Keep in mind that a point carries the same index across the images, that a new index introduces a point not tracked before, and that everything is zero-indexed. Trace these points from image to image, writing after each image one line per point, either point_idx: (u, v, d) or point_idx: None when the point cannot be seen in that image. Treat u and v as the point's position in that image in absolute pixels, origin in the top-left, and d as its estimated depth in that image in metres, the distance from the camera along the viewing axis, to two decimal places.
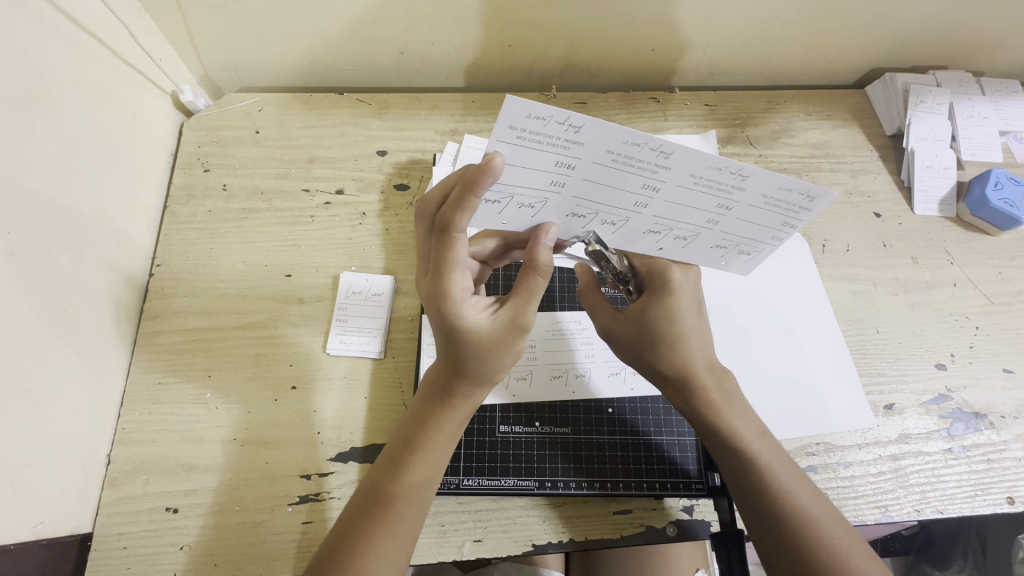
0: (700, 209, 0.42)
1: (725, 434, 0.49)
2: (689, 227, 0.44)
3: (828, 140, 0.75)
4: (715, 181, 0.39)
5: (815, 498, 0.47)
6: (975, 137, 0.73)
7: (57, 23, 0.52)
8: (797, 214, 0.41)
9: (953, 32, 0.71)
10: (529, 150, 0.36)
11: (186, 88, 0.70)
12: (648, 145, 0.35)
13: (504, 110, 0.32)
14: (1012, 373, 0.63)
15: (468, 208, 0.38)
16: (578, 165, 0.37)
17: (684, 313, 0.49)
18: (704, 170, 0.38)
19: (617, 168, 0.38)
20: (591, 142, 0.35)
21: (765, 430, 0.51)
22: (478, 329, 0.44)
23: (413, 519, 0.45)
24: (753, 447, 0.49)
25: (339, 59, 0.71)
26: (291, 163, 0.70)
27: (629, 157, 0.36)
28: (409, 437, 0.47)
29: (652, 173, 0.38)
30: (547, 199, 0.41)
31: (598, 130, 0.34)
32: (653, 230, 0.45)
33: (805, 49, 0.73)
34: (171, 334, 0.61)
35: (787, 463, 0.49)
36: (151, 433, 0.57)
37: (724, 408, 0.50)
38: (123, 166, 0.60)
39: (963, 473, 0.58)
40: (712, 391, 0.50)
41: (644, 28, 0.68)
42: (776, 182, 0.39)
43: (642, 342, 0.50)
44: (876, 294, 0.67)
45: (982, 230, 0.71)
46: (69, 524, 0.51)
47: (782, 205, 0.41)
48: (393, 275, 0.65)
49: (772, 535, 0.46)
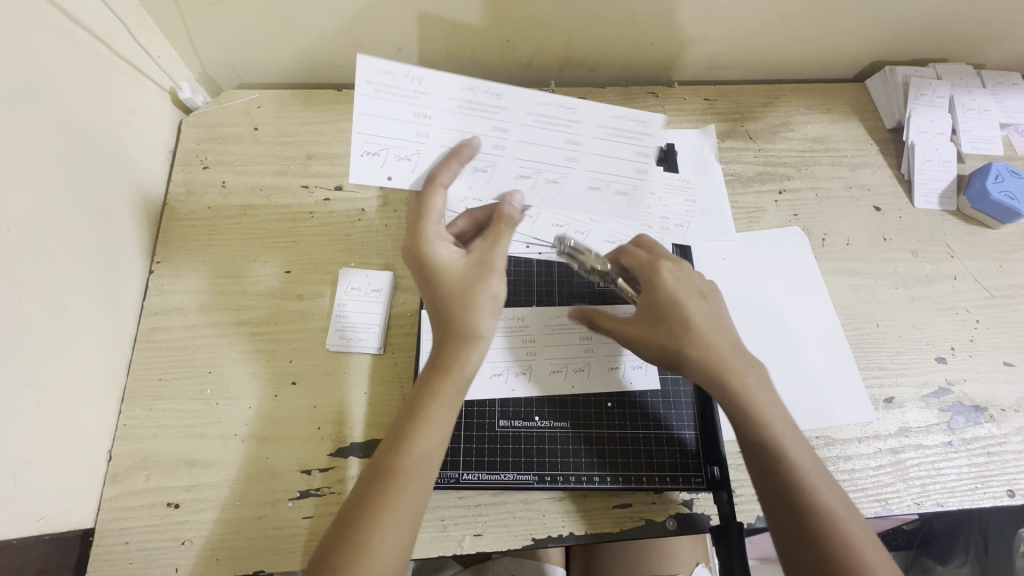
0: (553, 146, 0.52)
1: (756, 421, 0.48)
2: (554, 168, 0.52)
3: (827, 134, 0.75)
4: (552, 116, 0.51)
5: (840, 498, 0.45)
6: (975, 131, 0.73)
7: (54, 19, 0.51)
8: (636, 139, 0.52)
9: (954, 24, 0.70)
10: (393, 101, 0.48)
11: (185, 85, 0.70)
12: (483, 88, 0.49)
13: (360, 67, 0.47)
14: (1013, 366, 0.63)
15: (451, 169, 0.49)
16: (435, 114, 0.49)
17: (687, 297, 0.52)
18: (538, 107, 0.50)
19: (469, 114, 0.49)
20: (438, 92, 0.48)
21: (794, 426, 0.48)
22: (453, 272, 0.47)
23: (413, 491, 0.44)
24: (783, 437, 0.47)
25: (336, 55, 0.71)
26: (290, 159, 0.70)
27: (475, 103, 0.49)
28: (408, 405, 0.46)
29: (498, 117, 0.50)
30: (420, 150, 0.50)
31: (439, 79, 0.48)
32: (523, 176, 0.52)
33: (804, 42, 0.73)
34: (170, 330, 0.61)
35: (816, 462, 0.47)
36: (152, 429, 0.57)
37: (759, 397, 0.49)
38: (122, 163, 0.61)
39: (963, 466, 0.58)
40: (747, 379, 0.49)
41: (643, 21, 0.68)
42: (604, 112, 0.51)
43: (665, 336, 0.51)
44: (876, 287, 0.67)
45: (981, 223, 0.70)
46: (70, 520, 0.51)
47: (620, 132, 0.52)
48: (393, 272, 0.65)
49: (792, 529, 0.44)
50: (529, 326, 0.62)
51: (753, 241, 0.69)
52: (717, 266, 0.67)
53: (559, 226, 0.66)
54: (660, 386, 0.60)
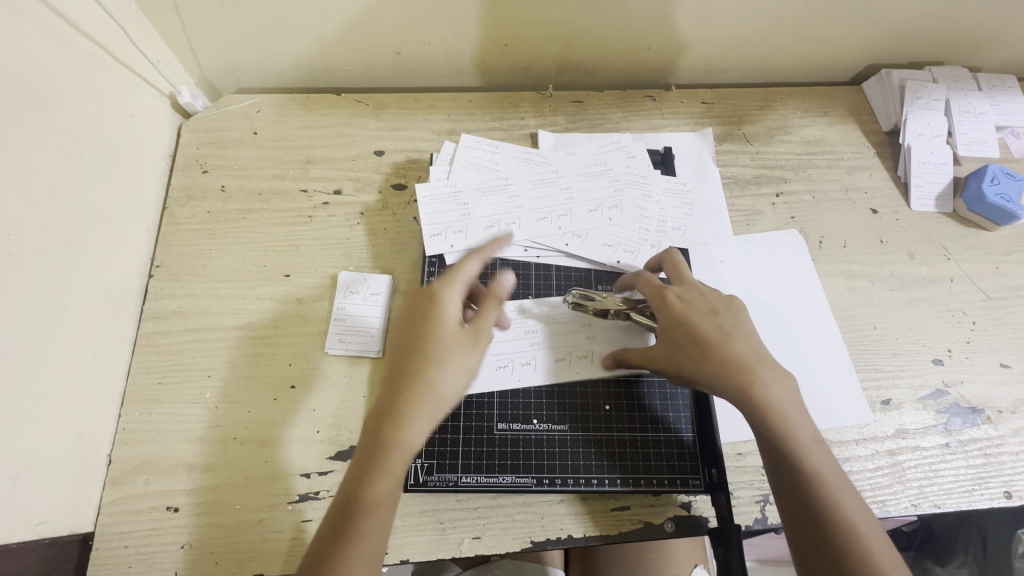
0: (548, 186, 0.69)
1: (779, 429, 0.47)
2: (558, 205, 0.67)
3: (824, 137, 0.75)
4: (536, 162, 0.70)
5: (861, 509, 0.45)
6: (971, 133, 0.73)
7: (52, 24, 0.52)
8: (607, 168, 0.70)
9: (948, 27, 0.71)
10: (439, 189, 0.67)
11: (184, 90, 0.70)
12: (486, 153, 0.70)
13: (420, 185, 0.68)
14: (1009, 368, 0.63)
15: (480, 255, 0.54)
16: (466, 188, 0.67)
17: (701, 315, 0.52)
18: (527, 159, 0.70)
19: (487, 180, 0.68)
20: (462, 169, 0.69)
21: (820, 437, 0.48)
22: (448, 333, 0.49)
23: (372, 537, 0.44)
24: (806, 445, 0.47)
25: (335, 59, 0.72)
26: (289, 164, 0.71)
27: (484, 166, 0.69)
28: (369, 447, 0.45)
29: (504, 176, 0.69)
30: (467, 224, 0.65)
31: (461, 156, 0.69)
32: (541, 217, 0.67)
33: (800, 45, 0.73)
34: (170, 334, 0.61)
35: (839, 475, 0.47)
36: (151, 433, 0.57)
37: (783, 405, 0.48)
38: (122, 167, 0.61)
39: (960, 468, 0.58)
40: (771, 385, 0.49)
41: (641, 25, 0.68)
42: (575, 154, 0.71)
43: (685, 353, 0.51)
44: (873, 289, 0.67)
45: (978, 225, 0.71)
46: (70, 524, 0.51)
47: (591, 165, 0.70)
48: (392, 275, 0.65)
49: (818, 542, 0.44)
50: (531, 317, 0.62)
51: (751, 243, 0.69)
52: (716, 268, 0.67)
53: (558, 228, 0.66)
54: (658, 388, 0.60)
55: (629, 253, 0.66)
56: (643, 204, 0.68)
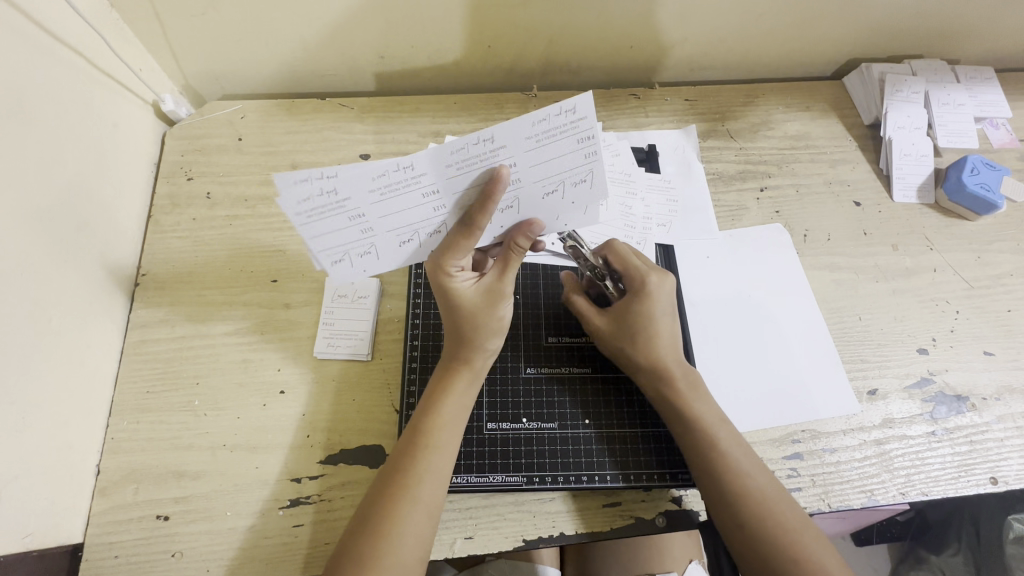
0: None
1: (687, 418, 0.53)
2: None
3: (807, 132, 0.76)
4: None
5: (782, 495, 0.50)
6: (951, 125, 0.74)
7: (31, 33, 0.51)
8: None
9: (926, 20, 0.72)
10: None
11: (167, 97, 0.70)
12: None
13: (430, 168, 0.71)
14: (993, 355, 0.64)
15: (488, 211, 0.47)
16: None
17: (659, 314, 0.57)
18: None
19: None
20: None
21: (723, 416, 0.54)
22: (467, 296, 0.53)
23: (432, 484, 0.49)
24: (713, 429, 0.52)
25: (319, 64, 0.72)
26: (273, 169, 0.71)
27: None
28: (406, 441, 0.50)
29: None
30: None
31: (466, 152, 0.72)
32: None
33: (781, 41, 0.74)
34: (156, 342, 0.61)
35: (757, 463, 0.52)
36: (140, 442, 0.57)
37: (689, 395, 0.54)
38: (106, 177, 0.61)
39: (947, 455, 0.59)
40: (679, 380, 0.55)
41: (623, 24, 0.69)
42: None
43: (623, 339, 0.57)
44: (856, 281, 0.68)
45: (960, 215, 0.72)
46: (59, 536, 0.51)
47: None
48: (380, 278, 0.65)
49: (750, 536, 0.48)
50: (502, 147, 0.44)
51: (736, 239, 0.69)
52: (701, 266, 0.67)
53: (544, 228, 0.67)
54: None
55: (563, 113, 0.43)
56: (627, 202, 0.70)
